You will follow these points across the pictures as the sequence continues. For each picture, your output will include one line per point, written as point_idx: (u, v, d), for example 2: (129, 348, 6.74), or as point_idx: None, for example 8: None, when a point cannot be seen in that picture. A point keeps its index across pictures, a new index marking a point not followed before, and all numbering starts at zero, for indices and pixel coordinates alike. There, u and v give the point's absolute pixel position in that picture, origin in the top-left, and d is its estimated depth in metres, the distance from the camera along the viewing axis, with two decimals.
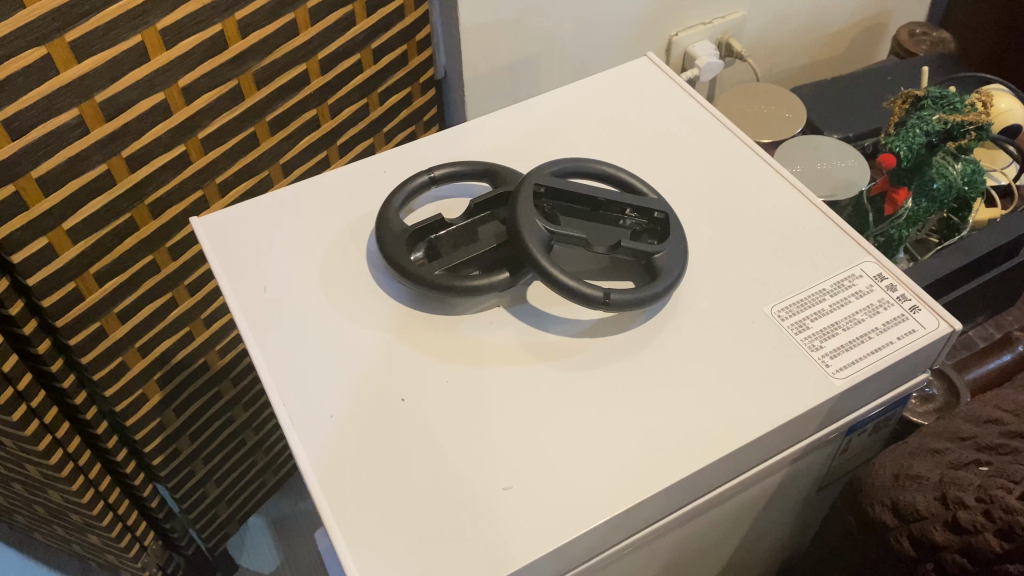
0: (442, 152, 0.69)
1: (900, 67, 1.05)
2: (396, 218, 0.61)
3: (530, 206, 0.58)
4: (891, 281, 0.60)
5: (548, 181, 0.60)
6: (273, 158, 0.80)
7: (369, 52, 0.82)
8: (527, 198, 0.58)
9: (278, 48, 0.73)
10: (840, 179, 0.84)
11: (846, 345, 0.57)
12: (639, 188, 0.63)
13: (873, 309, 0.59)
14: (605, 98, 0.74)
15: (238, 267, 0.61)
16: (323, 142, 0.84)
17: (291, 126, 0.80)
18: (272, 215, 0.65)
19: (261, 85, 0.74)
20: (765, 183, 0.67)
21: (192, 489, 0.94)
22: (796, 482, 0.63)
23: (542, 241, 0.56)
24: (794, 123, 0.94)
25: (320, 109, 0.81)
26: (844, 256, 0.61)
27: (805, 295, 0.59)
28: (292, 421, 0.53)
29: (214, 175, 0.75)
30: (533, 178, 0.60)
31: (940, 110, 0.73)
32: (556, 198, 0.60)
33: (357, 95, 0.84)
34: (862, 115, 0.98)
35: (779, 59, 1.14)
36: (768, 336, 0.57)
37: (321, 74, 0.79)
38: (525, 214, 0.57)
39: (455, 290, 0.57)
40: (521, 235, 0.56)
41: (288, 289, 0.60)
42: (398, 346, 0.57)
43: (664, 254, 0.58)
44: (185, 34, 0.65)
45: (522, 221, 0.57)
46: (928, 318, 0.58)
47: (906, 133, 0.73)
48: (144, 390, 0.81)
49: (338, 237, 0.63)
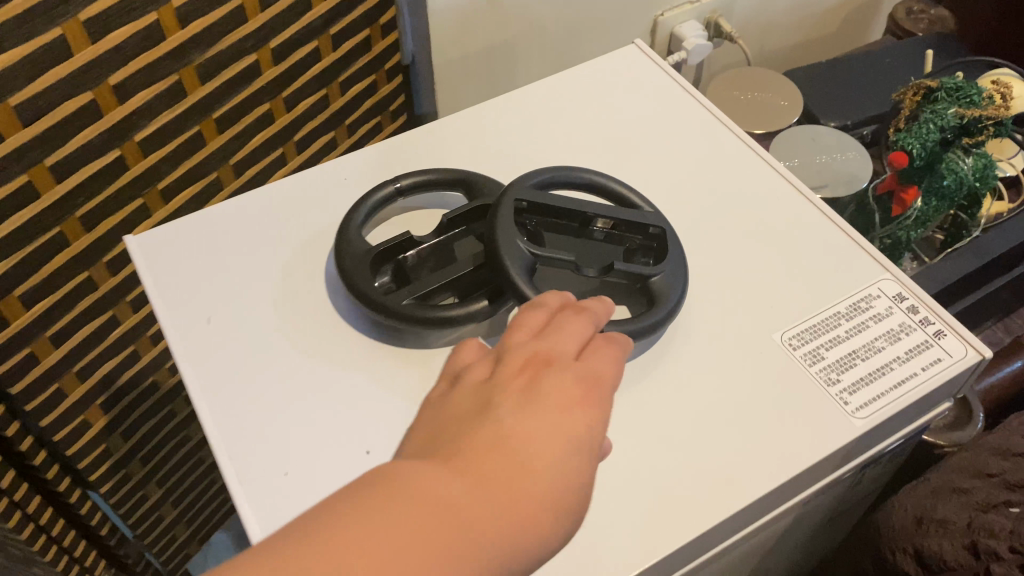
0: (408, 154, 0.62)
1: (899, 47, 0.99)
2: (359, 236, 0.54)
3: (511, 224, 0.51)
4: (912, 301, 0.54)
5: (530, 196, 0.53)
6: (222, 158, 0.72)
7: (327, 38, 0.74)
8: (507, 215, 0.51)
9: (223, 38, 0.65)
10: (841, 172, 0.78)
11: (866, 378, 0.50)
12: (632, 200, 0.56)
13: (894, 335, 0.52)
14: (590, 91, 0.67)
15: (180, 294, 0.54)
16: (278, 137, 0.77)
17: (240, 124, 0.72)
18: (216, 232, 0.57)
19: (205, 79, 0.66)
20: (766, 186, 0.61)
21: (145, 515, 0.88)
22: (805, 521, 0.57)
23: (524, 265, 0.49)
24: (790, 111, 0.87)
25: (274, 102, 0.74)
26: (859, 273, 0.55)
27: (819, 320, 0.53)
28: (242, 480, 0.46)
29: (154, 181, 0.68)
30: (514, 192, 0.52)
31: (955, 103, 0.67)
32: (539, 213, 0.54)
33: (314, 86, 0.76)
34: (860, 101, 0.91)
35: (770, 39, 1.07)
36: (779, 369, 0.51)
37: (272, 65, 0.71)
38: (505, 233, 0.50)
39: (425, 323, 0.50)
40: (500, 259, 0.49)
41: (235, 320, 0.53)
42: (362, 388, 0.50)
43: (663, 277, 0.51)
44: (114, 25, 0.57)
45: (501, 241, 0.50)
46: (955, 344, 0.52)
47: (919, 129, 0.66)
48: (86, 415, 0.73)
49: (291, 257, 0.56)
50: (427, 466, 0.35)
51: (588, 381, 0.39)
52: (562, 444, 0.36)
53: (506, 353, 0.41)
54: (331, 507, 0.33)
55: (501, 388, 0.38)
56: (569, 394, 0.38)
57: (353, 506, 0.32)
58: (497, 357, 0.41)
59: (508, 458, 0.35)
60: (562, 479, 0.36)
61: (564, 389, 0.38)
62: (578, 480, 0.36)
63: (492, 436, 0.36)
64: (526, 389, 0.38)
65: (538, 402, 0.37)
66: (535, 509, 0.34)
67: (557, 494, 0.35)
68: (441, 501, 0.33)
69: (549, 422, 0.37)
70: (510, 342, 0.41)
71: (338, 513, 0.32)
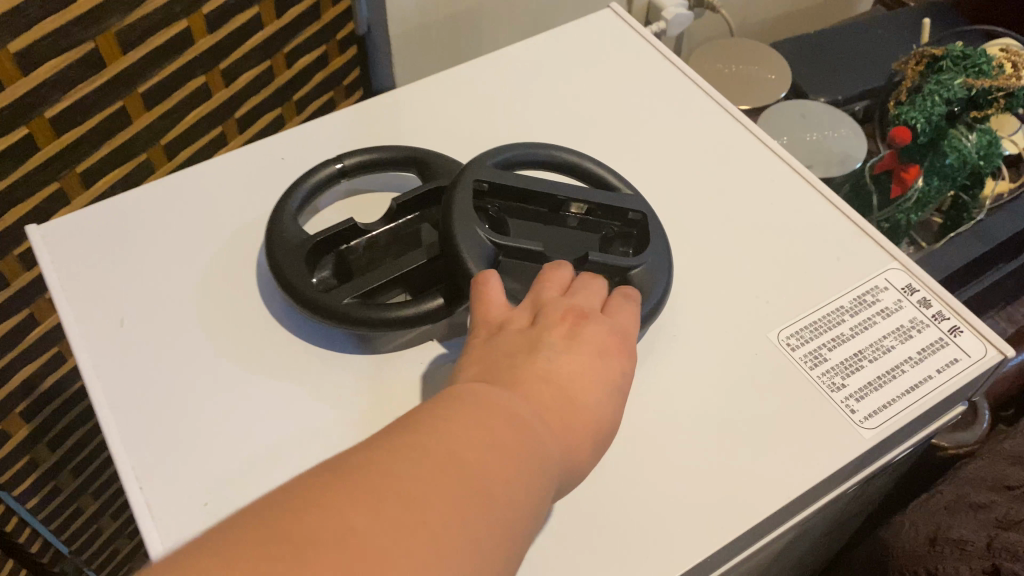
0: (356, 131, 0.55)
1: (893, 17, 0.93)
2: (294, 224, 0.47)
3: (470, 208, 0.44)
4: (923, 294, 0.48)
5: (493, 176, 0.46)
6: (152, 137, 0.65)
7: (270, 4, 0.67)
8: (465, 197, 0.45)
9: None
10: (834, 152, 0.72)
11: (875, 381, 0.44)
12: (608, 180, 0.49)
13: (905, 333, 0.46)
14: (561, 60, 0.61)
15: (88, 292, 0.46)
16: (217, 115, 0.69)
17: (173, 99, 0.65)
18: (134, 221, 0.50)
19: (128, 48, 0.59)
20: (757, 166, 0.54)
21: (80, 528, 0.81)
22: (802, 539, 0.51)
23: (484, 256, 0.43)
24: (779, 85, 0.80)
25: (210, 75, 0.66)
26: (863, 263, 0.49)
27: (820, 315, 0.47)
28: (153, 512, 0.39)
29: (72, 164, 0.60)
30: (474, 172, 0.46)
31: (963, 73, 0.61)
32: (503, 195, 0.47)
33: (255, 57, 0.69)
34: (851, 74, 0.86)
35: (754, 10, 1.00)
36: (776, 373, 0.44)
37: (207, 34, 0.64)
38: (463, 219, 0.44)
39: (370, 324, 0.43)
40: (456, 248, 0.43)
41: (152, 322, 0.45)
42: (297, 400, 0.43)
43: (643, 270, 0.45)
44: None
45: (458, 227, 0.43)
46: (973, 342, 0.46)
47: (923, 102, 0.60)
48: (4, 426, 0.66)
49: (218, 249, 0.49)
50: (495, 392, 0.34)
51: (621, 332, 0.40)
52: (604, 385, 0.37)
53: (539, 305, 0.40)
54: (405, 429, 0.31)
55: (546, 332, 0.38)
56: (607, 345, 0.39)
57: (431, 425, 0.31)
58: (534, 306, 0.40)
59: (562, 395, 0.35)
60: (600, 416, 0.36)
61: (603, 338, 0.39)
62: (615, 412, 0.37)
63: (543, 377, 0.36)
64: (569, 335, 0.38)
65: (581, 349, 0.38)
66: (581, 440, 0.35)
67: (598, 428, 0.36)
68: (513, 423, 0.32)
69: (592, 366, 0.37)
70: (542, 296, 0.40)
71: (417, 430, 0.31)
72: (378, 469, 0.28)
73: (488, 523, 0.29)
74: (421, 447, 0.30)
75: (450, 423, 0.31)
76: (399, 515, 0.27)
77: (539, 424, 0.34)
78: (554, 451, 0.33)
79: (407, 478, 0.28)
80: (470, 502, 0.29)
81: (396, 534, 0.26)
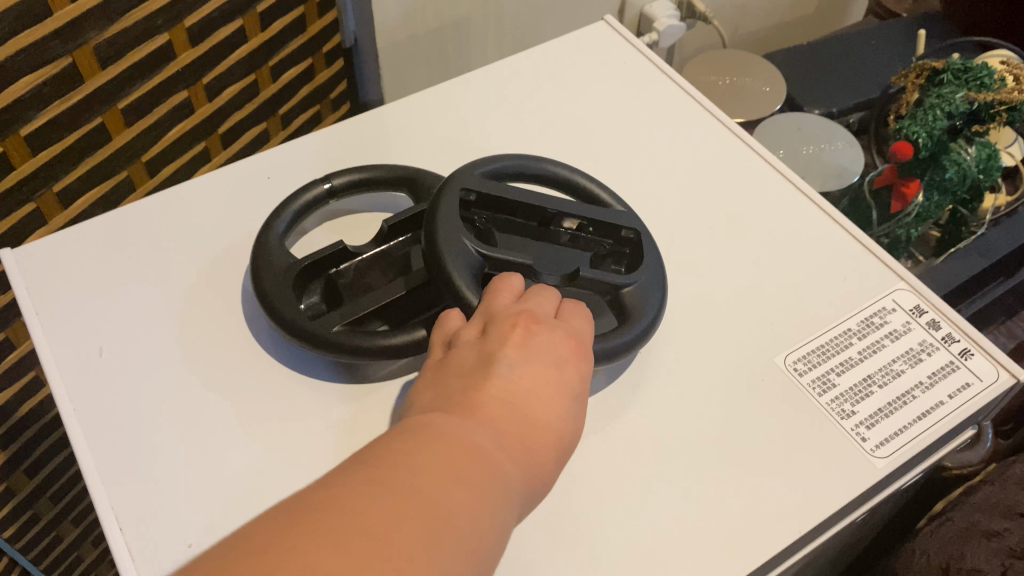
0: (343, 148, 0.53)
1: (884, 28, 0.92)
2: (281, 246, 0.45)
3: (456, 218, 0.43)
4: (932, 315, 0.47)
5: (480, 186, 0.45)
6: (132, 155, 0.63)
7: (254, 17, 0.65)
8: (450, 207, 0.43)
9: (126, 13, 0.56)
10: (830, 165, 0.71)
11: (886, 408, 0.43)
12: (601, 197, 0.48)
13: (915, 356, 0.45)
14: (555, 75, 0.59)
15: (64, 318, 0.44)
16: (200, 130, 0.68)
17: (154, 114, 0.63)
18: (113, 243, 0.48)
19: (107, 63, 0.57)
20: (757, 183, 0.53)
21: (60, 557, 0.79)
22: (807, 567, 0.50)
23: (470, 268, 0.41)
24: (774, 98, 0.79)
25: (193, 90, 0.64)
26: (869, 284, 0.48)
27: (827, 339, 0.45)
28: (133, 552, 0.37)
29: (49, 183, 0.58)
30: (460, 182, 0.44)
31: (965, 87, 0.59)
32: (490, 206, 0.46)
33: (240, 71, 0.68)
34: (845, 85, 0.84)
35: (745, 21, 0.99)
36: (782, 400, 0.43)
37: (189, 47, 0.62)
38: (448, 228, 0.42)
39: (358, 354, 0.41)
40: (442, 256, 0.41)
41: (132, 350, 0.43)
42: (283, 434, 0.41)
43: (637, 288, 0.43)
44: None
45: (443, 237, 0.41)
46: (984, 365, 0.45)
47: (924, 116, 0.59)
48: None
49: (201, 274, 0.47)
50: (449, 419, 0.33)
51: (576, 336, 0.38)
52: (564, 395, 0.36)
53: (492, 313, 0.38)
54: (356, 463, 0.30)
55: (500, 342, 0.36)
56: (564, 351, 0.37)
57: (382, 457, 0.30)
58: (485, 315, 0.38)
59: (519, 410, 0.34)
60: (562, 426, 0.35)
61: (559, 345, 0.37)
62: (577, 421, 0.36)
63: (497, 391, 0.34)
64: (522, 343, 0.36)
65: (537, 358, 0.36)
66: (544, 453, 0.34)
67: (560, 438, 0.35)
68: (468, 449, 0.31)
69: (551, 375, 0.36)
70: (494, 305, 0.38)
71: (369, 467, 0.30)
72: (331, 508, 0.27)
73: (449, 557, 0.27)
74: (375, 483, 0.29)
75: (404, 456, 0.30)
76: (355, 555, 0.26)
77: (499, 447, 0.32)
78: (514, 470, 0.32)
79: (363, 514, 0.27)
80: (428, 534, 0.27)
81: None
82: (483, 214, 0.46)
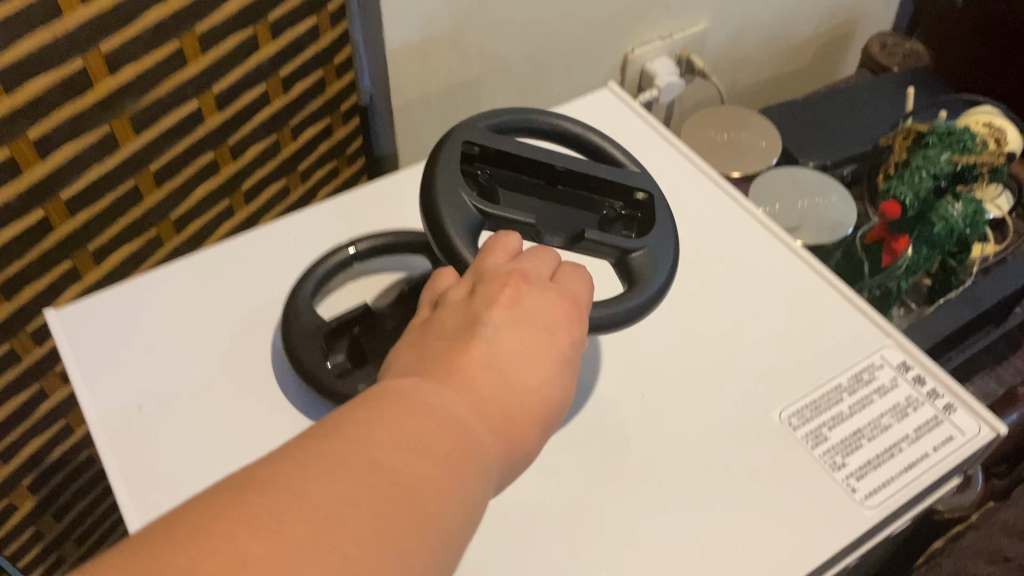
0: (364, 214, 0.56)
1: (873, 84, 0.96)
2: (309, 309, 0.48)
3: (456, 171, 0.45)
4: (918, 371, 0.50)
5: (485, 140, 0.48)
6: (161, 213, 0.66)
7: (277, 81, 0.69)
8: (451, 160, 0.46)
9: (160, 83, 0.59)
10: (824, 218, 0.74)
11: (874, 460, 0.46)
12: (615, 156, 0.51)
13: (902, 411, 0.48)
14: None
15: (106, 373, 0.48)
16: (224, 188, 0.71)
17: (181, 175, 0.66)
18: (151, 303, 0.51)
19: (141, 129, 0.60)
20: (754, 245, 0.56)
21: None
22: None
23: (468, 224, 0.43)
24: (769, 152, 0.83)
25: (218, 151, 0.68)
26: (859, 342, 0.51)
27: (819, 395, 0.48)
28: None
29: (84, 241, 0.62)
30: (465, 133, 0.47)
31: (949, 149, 0.64)
32: (496, 163, 0.49)
33: (262, 132, 0.71)
34: (839, 138, 0.88)
35: (741, 75, 1.04)
36: (779, 455, 0.45)
37: (217, 111, 0.65)
38: (446, 183, 0.44)
39: None
40: (438, 210, 0.43)
41: (170, 405, 0.47)
42: None
43: (647, 251, 0.45)
44: (33, 72, 0.51)
45: (441, 191, 0.44)
46: (966, 420, 0.48)
47: (912, 176, 0.64)
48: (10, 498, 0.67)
49: (233, 334, 0.50)
50: (434, 380, 0.34)
51: (569, 299, 0.39)
52: (553, 359, 0.37)
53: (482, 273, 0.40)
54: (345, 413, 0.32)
55: (488, 306, 0.38)
56: (554, 315, 0.38)
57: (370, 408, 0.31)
58: (476, 276, 0.40)
59: (506, 371, 0.35)
60: (547, 390, 0.36)
61: (545, 310, 0.38)
62: (564, 385, 0.37)
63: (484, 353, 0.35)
64: (511, 304, 0.38)
65: (525, 322, 0.37)
66: (528, 416, 0.35)
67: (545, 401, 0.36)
68: (452, 413, 0.32)
69: (539, 339, 0.37)
70: (484, 267, 0.40)
71: (334, 435, 0.30)
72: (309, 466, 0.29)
73: (424, 524, 0.28)
74: (339, 458, 0.29)
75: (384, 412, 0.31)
76: (322, 520, 0.26)
77: (476, 414, 0.33)
78: (495, 434, 0.33)
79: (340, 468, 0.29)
80: (406, 489, 0.29)
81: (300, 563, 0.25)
82: (485, 167, 0.49)
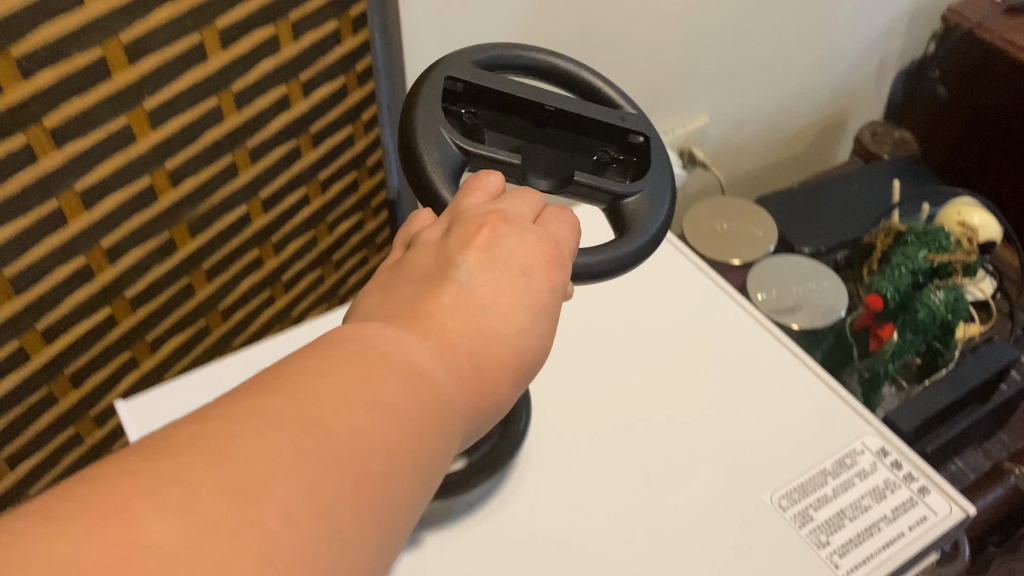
0: None
1: (867, 172, 1.02)
2: None
3: (435, 111, 0.47)
4: (895, 457, 0.55)
5: (466, 75, 0.49)
6: (210, 305, 0.73)
7: (316, 183, 0.76)
8: (431, 98, 0.47)
9: (214, 192, 0.67)
10: (819, 304, 0.80)
11: (855, 538, 0.51)
12: (612, 97, 0.52)
13: (880, 493, 0.53)
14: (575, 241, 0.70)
15: None
16: (266, 280, 0.78)
17: (229, 270, 0.73)
18: (210, 395, 0.57)
19: (196, 232, 0.67)
20: (747, 338, 0.62)
21: None
22: None
23: (448, 161, 0.46)
24: (766, 240, 0.89)
25: (262, 247, 0.75)
26: (842, 430, 0.57)
27: (805, 478, 0.53)
28: None
29: (143, 333, 0.68)
30: (447, 70, 0.49)
31: (925, 249, 0.74)
32: (479, 99, 0.50)
33: (301, 228, 0.78)
34: (833, 225, 0.94)
35: (742, 160, 1.12)
36: (771, 534, 0.51)
37: (262, 213, 0.73)
38: (425, 121, 0.46)
39: None
40: (416, 147, 0.46)
41: None
42: None
43: (639, 197, 0.47)
44: (108, 190, 0.58)
45: (420, 132, 0.46)
46: (939, 502, 0.53)
47: (893, 272, 0.73)
48: None
49: None
50: (401, 323, 0.34)
51: (551, 243, 0.40)
52: (530, 304, 0.37)
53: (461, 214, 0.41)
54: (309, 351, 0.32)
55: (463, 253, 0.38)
56: (532, 261, 0.38)
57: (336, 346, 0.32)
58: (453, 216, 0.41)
59: (475, 315, 0.35)
60: (521, 340, 0.36)
61: (523, 251, 0.39)
62: (540, 334, 0.37)
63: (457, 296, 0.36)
64: (486, 246, 0.38)
65: (501, 270, 0.37)
66: (500, 364, 0.35)
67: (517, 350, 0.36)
68: (419, 358, 0.32)
69: (514, 284, 0.37)
70: (464, 207, 0.41)
71: (268, 393, 0.29)
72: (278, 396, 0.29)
73: (384, 460, 0.29)
74: (275, 415, 0.28)
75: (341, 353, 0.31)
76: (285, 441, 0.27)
77: (442, 355, 0.33)
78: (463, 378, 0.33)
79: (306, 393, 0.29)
80: (370, 420, 0.29)
81: (240, 517, 0.25)
82: (469, 106, 0.50)
